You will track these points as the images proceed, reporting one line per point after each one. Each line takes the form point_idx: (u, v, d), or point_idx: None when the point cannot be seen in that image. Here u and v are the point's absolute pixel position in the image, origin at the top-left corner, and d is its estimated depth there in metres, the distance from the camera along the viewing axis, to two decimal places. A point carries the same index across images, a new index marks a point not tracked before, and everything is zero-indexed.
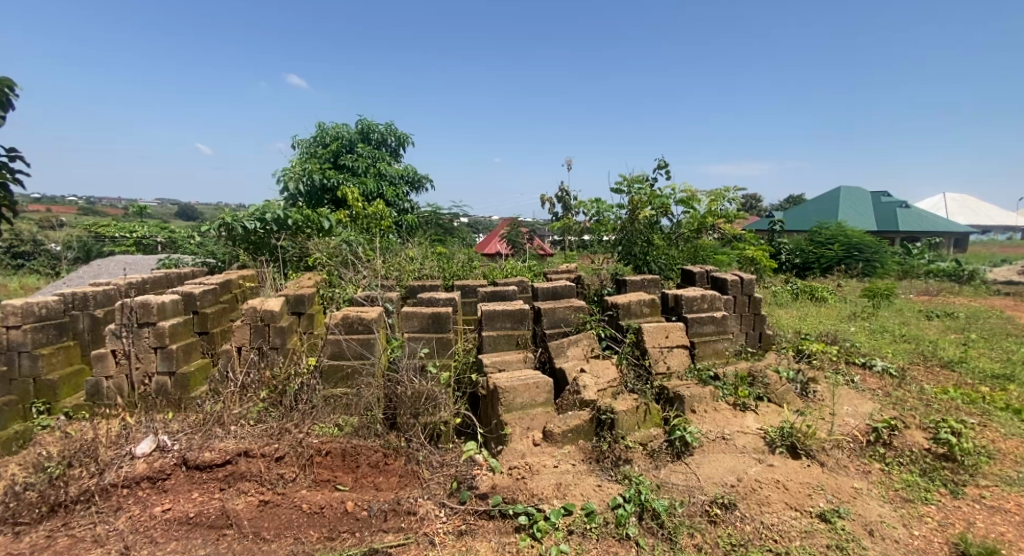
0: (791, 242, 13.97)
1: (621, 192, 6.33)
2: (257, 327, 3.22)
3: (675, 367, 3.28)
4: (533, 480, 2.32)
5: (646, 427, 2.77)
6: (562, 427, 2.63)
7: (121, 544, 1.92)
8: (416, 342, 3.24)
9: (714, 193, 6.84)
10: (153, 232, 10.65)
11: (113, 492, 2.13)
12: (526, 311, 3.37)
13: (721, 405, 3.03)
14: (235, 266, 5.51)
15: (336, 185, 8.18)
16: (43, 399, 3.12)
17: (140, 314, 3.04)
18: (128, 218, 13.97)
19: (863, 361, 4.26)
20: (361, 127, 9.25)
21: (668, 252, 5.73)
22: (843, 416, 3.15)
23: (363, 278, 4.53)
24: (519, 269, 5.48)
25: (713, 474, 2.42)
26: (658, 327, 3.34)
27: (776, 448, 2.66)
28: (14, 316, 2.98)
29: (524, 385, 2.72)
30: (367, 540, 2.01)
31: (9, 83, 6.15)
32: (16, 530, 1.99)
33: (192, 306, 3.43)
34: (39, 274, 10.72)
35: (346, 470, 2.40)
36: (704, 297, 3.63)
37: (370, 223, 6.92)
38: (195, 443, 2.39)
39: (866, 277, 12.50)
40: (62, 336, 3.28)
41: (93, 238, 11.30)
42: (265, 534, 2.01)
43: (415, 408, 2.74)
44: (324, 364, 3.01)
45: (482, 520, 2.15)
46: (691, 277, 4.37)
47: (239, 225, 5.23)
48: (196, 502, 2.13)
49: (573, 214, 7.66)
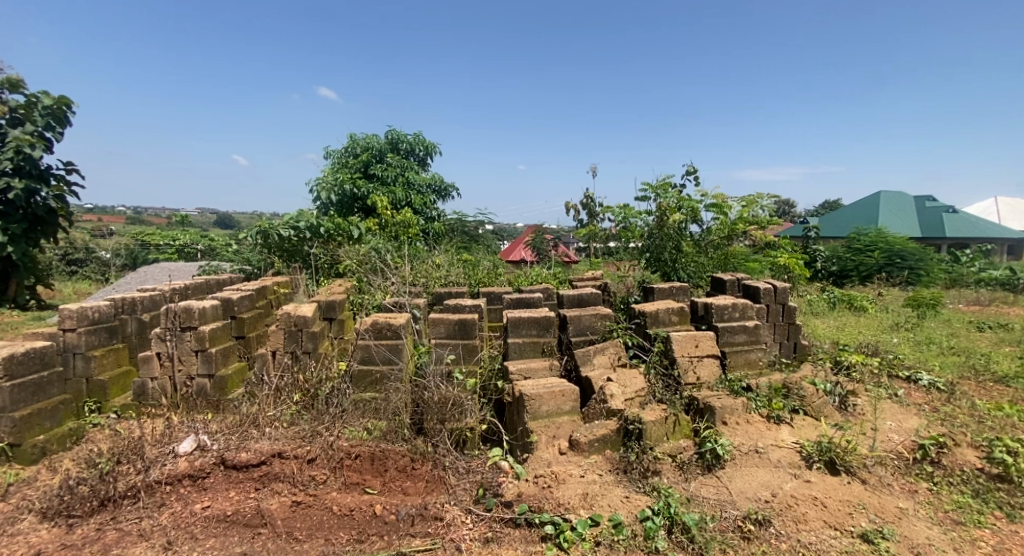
0: (827, 249, 13.56)
1: (649, 198, 6.24)
2: (290, 332, 3.32)
3: (705, 377, 3.23)
4: (559, 489, 2.32)
5: (675, 438, 2.73)
6: (589, 437, 2.61)
7: (164, 539, 2.00)
8: (443, 348, 3.27)
9: (745, 200, 6.70)
10: (195, 240, 11.11)
11: (157, 489, 2.23)
12: (552, 319, 3.38)
13: (754, 417, 2.96)
14: (270, 273, 5.73)
15: (366, 195, 8.39)
16: (94, 398, 3.29)
17: (183, 319, 3.18)
18: (172, 226, 14.63)
19: (908, 376, 4.09)
20: (390, 138, 9.49)
21: (698, 258, 5.64)
22: (887, 432, 3.03)
23: (392, 284, 4.65)
24: (544, 276, 5.49)
25: (746, 488, 2.36)
26: (687, 336, 3.29)
27: (813, 463, 2.58)
28: (70, 320, 3.16)
29: (550, 393, 2.73)
30: (395, 544, 2.04)
31: (66, 101, 7.27)
32: (70, 522, 2.11)
33: (230, 311, 3.56)
34: (90, 280, 11.38)
35: (374, 474, 2.44)
36: (735, 305, 3.54)
37: (399, 231, 7.09)
38: (233, 444, 2.49)
39: (910, 285, 11.96)
40: (112, 338, 3.47)
41: (140, 246, 11.95)
42: (298, 534, 2.06)
43: (442, 414, 2.77)
44: (354, 369, 3.08)
45: (508, 528, 2.15)
46: (722, 285, 4.29)
47: (276, 233, 5.49)
48: (233, 500, 2.21)
49: (600, 221, 7.65)
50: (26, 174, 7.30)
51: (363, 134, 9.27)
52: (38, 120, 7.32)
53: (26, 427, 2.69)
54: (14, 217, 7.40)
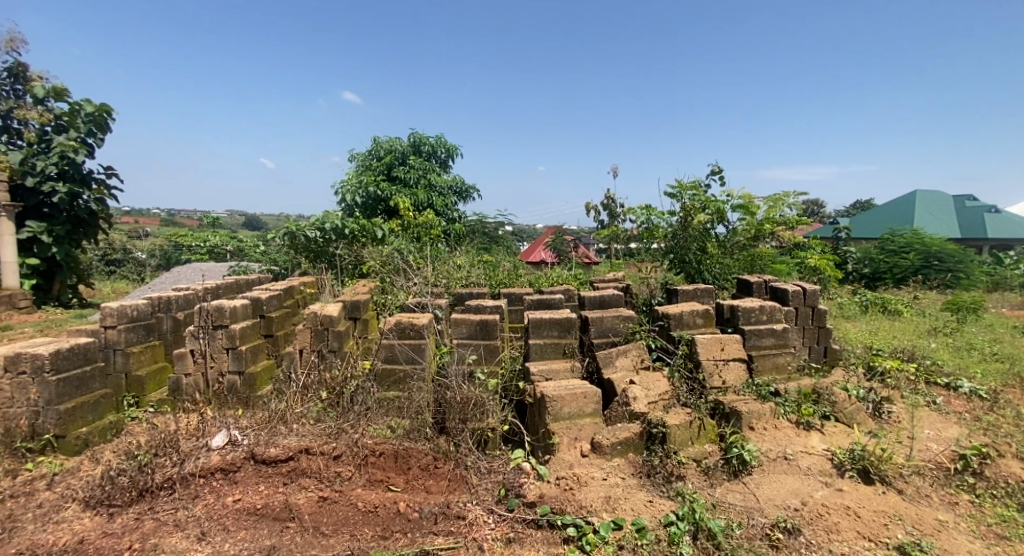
0: (858, 251, 13.16)
1: (674, 198, 6.16)
2: (316, 331, 3.39)
3: (731, 381, 3.18)
4: (581, 492, 2.31)
5: (699, 443, 2.69)
6: (611, 439, 2.59)
7: (198, 530, 2.06)
8: (464, 348, 3.29)
9: (772, 200, 6.56)
10: (225, 241, 11.43)
11: (191, 481, 2.30)
12: (573, 320, 3.37)
13: (782, 423, 2.89)
14: (297, 273, 5.86)
15: (389, 197, 8.51)
16: (133, 393, 3.41)
17: (215, 317, 3.28)
18: (203, 228, 15.11)
19: (947, 383, 3.94)
20: (412, 140, 9.59)
21: (723, 260, 5.55)
22: (924, 441, 2.93)
23: (414, 285, 4.71)
24: (565, 276, 5.48)
25: (774, 496, 2.31)
26: (712, 339, 3.23)
27: (845, 471, 2.50)
28: (111, 317, 3.29)
29: (572, 395, 2.72)
30: (419, 542, 2.05)
31: (107, 108, 7.64)
32: (111, 511, 2.19)
33: (259, 310, 3.65)
34: (126, 280, 11.83)
35: (398, 472, 2.46)
36: (762, 308, 3.47)
37: (421, 232, 7.17)
38: (262, 439, 2.55)
39: (949, 288, 11.52)
40: (149, 336, 3.59)
41: (173, 247, 12.37)
42: (325, 529, 2.10)
43: (464, 414, 2.79)
44: (378, 368, 3.12)
45: (530, 529, 2.15)
46: (749, 288, 4.21)
47: (302, 234, 5.61)
48: (263, 494, 2.26)
49: (621, 222, 7.59)
50: (69, 179, 7.64)
51: (386, 137, 9.39)
52: (80, 127, 7.67)
53: (71, 419, 2.78)
54: (57, 219, 7.76)
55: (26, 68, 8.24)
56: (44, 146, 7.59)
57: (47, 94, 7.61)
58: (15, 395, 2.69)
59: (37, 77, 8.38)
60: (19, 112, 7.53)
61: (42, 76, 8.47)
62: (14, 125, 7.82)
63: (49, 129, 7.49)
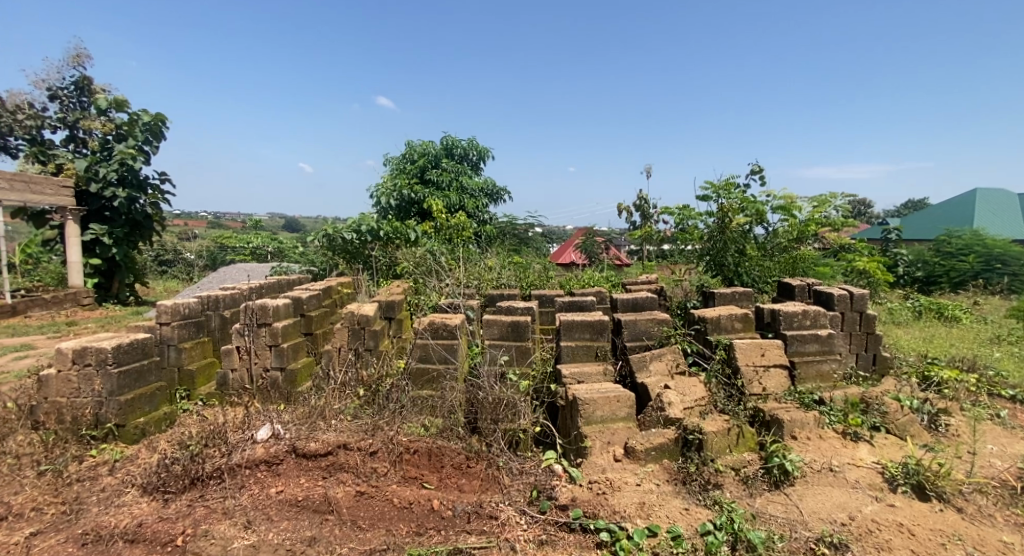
0: (911, 253, 12.49)
1: (710, 198, 5.99)
2: (353, 330, 3.47)
3: (772, 388, 3.07)
4: (615, 496, 2.28)
5: (738, 451, 2.61)
6: (645, 445, 2.54)
7: (244, 518, 2.14)
8: (497, 349, 3.30)
9: (816, 200, 6.32)
10: (266, 243, 11.87)
11: (238, 471, 2.39)
12: (607, 322, 3.33)
13: (828, 433, 2.77)
14: (334, 273, 6.02)
15: (422, 199, 8.63)
16: (184, 386, 3.57)
17: (259, 315, 3.40)
18: (247, 230, 15.74)
19: (1012, 395, 3.70)
20: (445, 143, 9.70)
21: (762, 262, 5.38)
22: (986, 457, 2.75)
23: (447, 286, 4.76)
24: (597, 278, 5.43)
25: (819, 508, 2.22)
26: (751, 344, 3.13)
27: (897, 486, 2.38)
28: (165, 314, 3.46)
29: (605, 398, 2.68)
30: (452, 540, 2.06)
31: (161, 117, 8.05)
32: (166, 497, 2.30)
33: (299, 309, 3.76)
34: (177, 279, 12.42)
35: (431, 470, 2.49)
36: (806, 313, 3.34)
37: (452, 234, 7.27)
38: (303, 433, 2.63)
39: (1014, 293, 10.80)
40: (200, 332, 3.75)
41: (218, 248, 12.94)
42: (362, 523, 2.14)
43: (495, 414, 2.81)
44: (412, 367, 3.13)
45: (562, 532, 2.13)
46: (791, 291, 4.06)
47: (339, 236, 5.83)
48: (304, 486, 2.33)
49: (654, 223, 7.47)
50: (128, 184, 8.10)
51: (420, 141, 9.53)
52: (138, 135, 8.10)
53: (130, 409, 2.95)
54: (117, 222, 8.26)
55: (91, 81, 8.74)
56: (106, 155, 8.07)
57: (110, 105, 8.07)
58: (80, 386, 2.83)
59: (100, 90, 8.89)
60: (84, 123, 8.02)
61: (105, 88, 9.00)
62: (80, 135, 8.34)
63: (111, 138, 7.96)
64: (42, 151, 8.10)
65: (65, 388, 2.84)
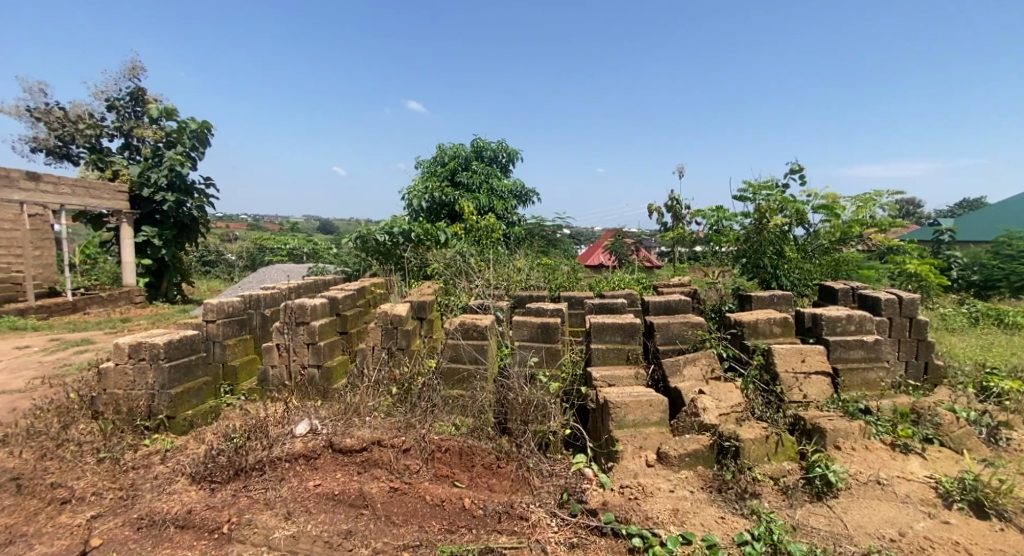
0: (967, 255, 11.87)
1: (746, 199, 5.85)
2: (387, 329, 3.52)
3: (813, 396, 2.95)
4: (647, 502, 2.24)
5: (777, 460, 2.52)
6: (679, 451, 2.48)
7: (284, 509, 2.21)
8: (526, 351, 3.30)
9: (860, 200, 6.06)
10: (302, 244, 12.24)
11: (279, 464, 2.47)
12: (638, 326, 3.28)
13: (875, 444, 2.64)
14: (367, 274, 6.16)
15: (453, 201, 8.72)
16: (228, 381, 3.71)
17: (298, 314, 3.50)
18: (285, 232, 16.25)
19: None
20: (475, 146, 9.78)
21: (802, 264, 5.20)
22: None
23: (476, 287, 4.79)
24: (628, 280, 5.35)
25: (865, 522, 2.12)
26: (791, 350, 3.02)
27: (952, 502, 2.25)
28: (212, 312, 3.59)
29: (637, 402, 2.64)
30: (484, 539, 2.07)
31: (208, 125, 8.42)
32: (212, 486, 2.39)
33: (335, 308, 3.85)
34: (220, 278, 12.95)
35: (462, 468, 2.50)
36: (850, 318, 3.20)
37: (481, 236, 7.31)
38: (339, 429, 2.69)
39: None
40: (242, 330, 3.89)
41: (258, 249, 13.42)
42: (396, 518, 2.17)
43: (526, 416, 2.81)
44: (443, 366, 3.15)
45: (594, 535, 2.10)
46: (833, 295, 3.91)
47: (373, 238, 5.98)
48: (339, 481, 2.38)
49: (687, 225, 7.32)
50: (177, 189, 8.49)
51: (450, 143, 9.63)
52: (186, 142, 8.47)
53: (179, 402, 3.08)
54: (167, 224, 8.68)
55: (144, 91, 9.21)
56: (157, 161, 8.49)
57: (161, 114, 8.48)
58: (136, 379, 2.98)
59: (153, 100, 9.36)
60: (138, 131, 8.46)
61: (157, 98, 9.48)
62: (134, 143, 8.80)
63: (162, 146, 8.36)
64: (100, 158, 8.60)
65: (122, 380, 2.99)
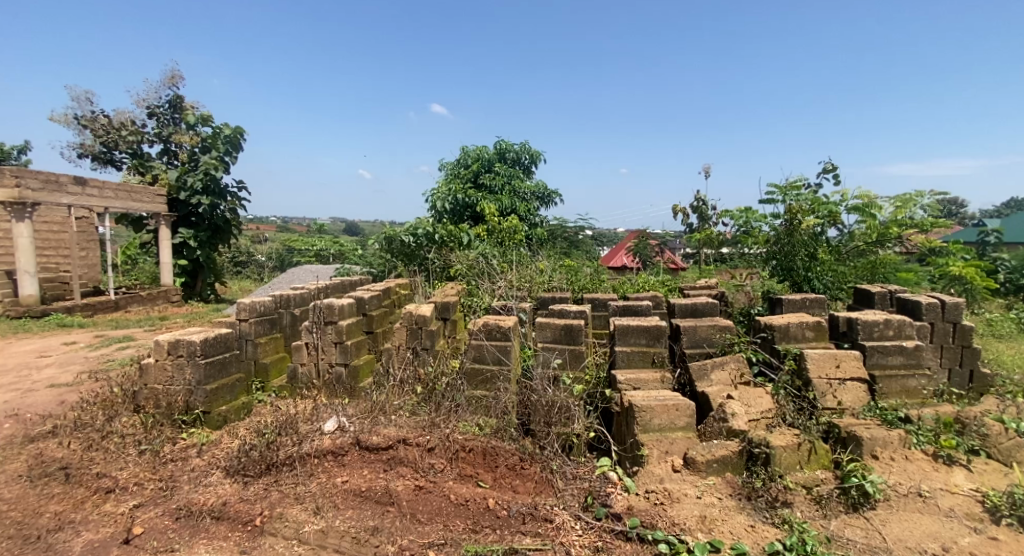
0: (1015, 258, 11.28)
1: (775, 200, 5.69)
2: (411, 329, 3.55)
3: (848, 403, 2.85)
4: (674, 508, 2.19)
5: (810, 468, 2.44)
6: (707, 456, 2.43)
7: (313, 504, 2.25)
8: (550, 352, 3.28)
9: (899, 199, 5.82)
10: (329, 246, 12.49)
11: (308, 460, 2.52)
12: (664, 328, 3.23)
13: (915, 454, 2.54)
14: (392, 275, 6.24)
15: (476, 203, 8.75)
16: (260, 378, 3.79)
17: (326, 313, 3.57)
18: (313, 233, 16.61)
19: None
20: (498, 148, 9.80)
21: (836, 267, 5.03)
22: None
23: (499, 288, 4.80)
24: (651, 283, 5.25)
25: (905, 536, 2.04)
26: (825, 355, 2.93)
27: (1001, 517, 2.13)
28: (244, 312, 3.69)
29: (663, 406, 2.60)
30: (508, 540, 2.06)
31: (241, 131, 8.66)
32: (245, 480, 2.45)
33: (362, 308, 3.91)
34: (251, 279, 13.33)
35: (486, 469, 2.50)
36: (888, 323, 3.09)
37: (504, 237, 7.32)
38: (366, 427, 2.72)
39: None
40: (273, 328, 3.98)
41: (287, 251, 13.76)
42: (420, 516, 2.18)
43: (549, 417, 2.82)
44: (467, 367, 3.15)
45: (620, 540, 2.07)
46: (870, 299, 3.77)
47: (399, 238, 6.14)
48: (366, 478, 2.41)
49: (714, 226, 7.09)
50: (211, 191, 8.77)
51: (473, 145, 9.66)
52: (220, 147, 8.73)
53: (214, 398, 3.17)
54: (202, 226, 8.98)
55: (182, 99, 9.54)
56: (194, 165, 8.78)
57: (197, 121, 8.78)
58: (174, 374, 3.08)
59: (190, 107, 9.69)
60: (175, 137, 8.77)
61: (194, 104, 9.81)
62: (172, 148, 9.14)
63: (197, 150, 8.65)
64: (141, 163, 8.96)
65: (161, 376, 3.09)
